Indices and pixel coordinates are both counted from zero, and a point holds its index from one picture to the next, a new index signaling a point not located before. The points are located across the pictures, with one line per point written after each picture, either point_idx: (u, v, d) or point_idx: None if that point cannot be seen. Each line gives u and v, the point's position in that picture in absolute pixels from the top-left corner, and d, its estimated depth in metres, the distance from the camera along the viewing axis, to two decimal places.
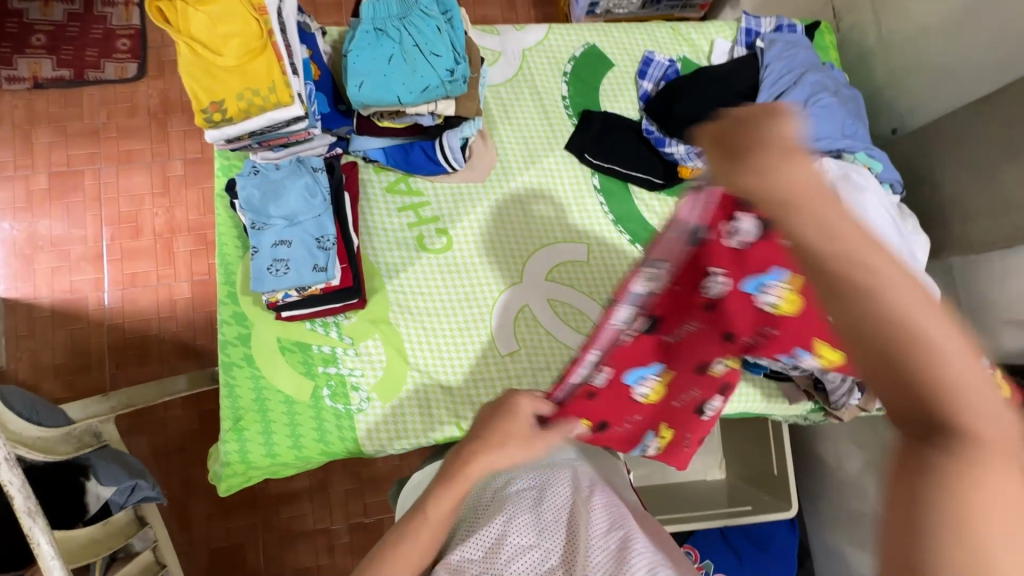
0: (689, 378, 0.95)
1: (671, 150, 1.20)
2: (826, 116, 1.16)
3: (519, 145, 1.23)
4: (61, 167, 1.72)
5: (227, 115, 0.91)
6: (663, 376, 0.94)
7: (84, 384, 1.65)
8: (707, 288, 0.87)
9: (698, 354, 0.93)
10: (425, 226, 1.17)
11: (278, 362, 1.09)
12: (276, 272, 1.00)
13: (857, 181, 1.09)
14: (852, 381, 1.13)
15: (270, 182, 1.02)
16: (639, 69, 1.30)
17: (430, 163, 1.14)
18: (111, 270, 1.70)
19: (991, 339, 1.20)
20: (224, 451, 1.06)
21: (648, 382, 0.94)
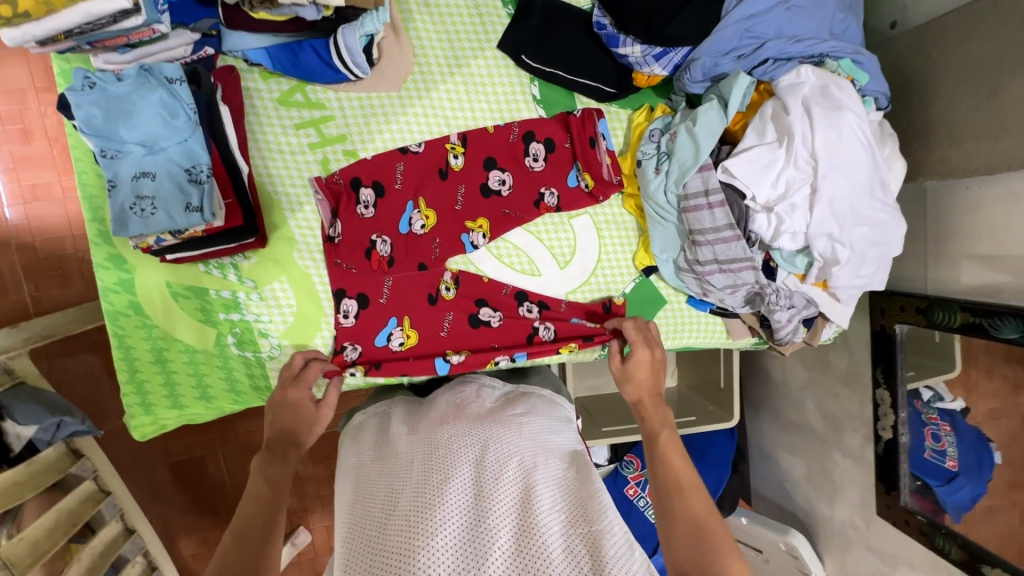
0: (425, 316, 1.05)
1: (624, 52, 0.99)
2: (812, 9, 0.95)
3: (441, 42, 1.00)
4: None
5: (21, 9, 0.68)
6: (405, 325, 1.04)
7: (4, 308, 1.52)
8: (374, 250, 1.02)
9: (417, 293, 1.05)
10: (331, 147, 0.99)
11: (173, 310, 0.97)
12: (141, 213, 0.83)
13: (834, 96, 0.93)
14: (798, 320, 1.08)
15: (113, 98, 0.81)
16: None
17: (327, 69, 0.92)
18: (5, 182, 1.48)
19: (951, 272, 1.13)
20: (125, 403, 0.99)
21: (398, 334, 1.04)
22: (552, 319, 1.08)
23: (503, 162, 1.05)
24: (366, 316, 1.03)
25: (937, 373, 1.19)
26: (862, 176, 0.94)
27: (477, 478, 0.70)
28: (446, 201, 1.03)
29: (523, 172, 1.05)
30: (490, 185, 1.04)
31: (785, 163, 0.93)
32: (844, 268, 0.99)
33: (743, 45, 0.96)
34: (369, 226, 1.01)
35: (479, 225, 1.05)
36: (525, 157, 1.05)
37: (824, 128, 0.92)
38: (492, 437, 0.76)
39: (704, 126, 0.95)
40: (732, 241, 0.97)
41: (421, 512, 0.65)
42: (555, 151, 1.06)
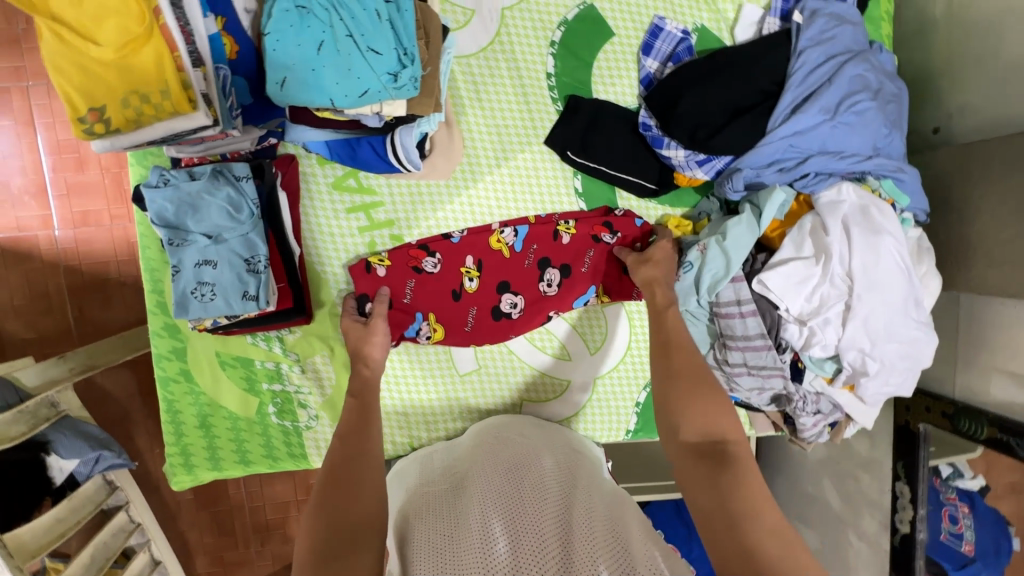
0: (451, 307, 1.06)
1: (668, 154, 1.02)
2: (857, 128, 0.97)
3: (491, 136, 1.04)
4: None
5: (112, 125, 0.73)
6: (432, 321, 1.05)
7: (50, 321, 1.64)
8: (415, 333, 1.04)
9: (443, 288, 1.05)
10: (379, 231, 1.03)
11: (220, 378, 1.02)
12: (201, 298, 0.88)
13: (874, 218, 0.94)
14: (824, 424, 1.09)
15: (184, 194, 0.86)
16: (644, 40, 1.05)
17: (380, 163, 0.96)
18: (60, 210, 1.60)
19: (980, 381, 1.14)
20: (168, 463, 1.03)
21: (425, 328, 1.05)
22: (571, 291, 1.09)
23: (542, 251, 1.07)
24: (396, 317, 1.03)
25: (959, 451, 1.19)
26: (898, 297, 0.95)
27: (527, 482, 0.80)
28: (491, 296, 1.07)
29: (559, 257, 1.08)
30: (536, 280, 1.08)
31: (820, 279, 0.95)
32: (872, 380, 1.01)
33: (786, 159, 0.98)
34: (411, 310, 1.04)
35: (518, 302, 1.07)
36: (564, 245, 1.07)
37: (862, 250, 0.93)
38: (537, 458, 0.88)
39: (735, 241, 0.96)
40: (762, 350, 0.98)
41: (483, 499, 0.75)
42: (585, 232, 1.07)
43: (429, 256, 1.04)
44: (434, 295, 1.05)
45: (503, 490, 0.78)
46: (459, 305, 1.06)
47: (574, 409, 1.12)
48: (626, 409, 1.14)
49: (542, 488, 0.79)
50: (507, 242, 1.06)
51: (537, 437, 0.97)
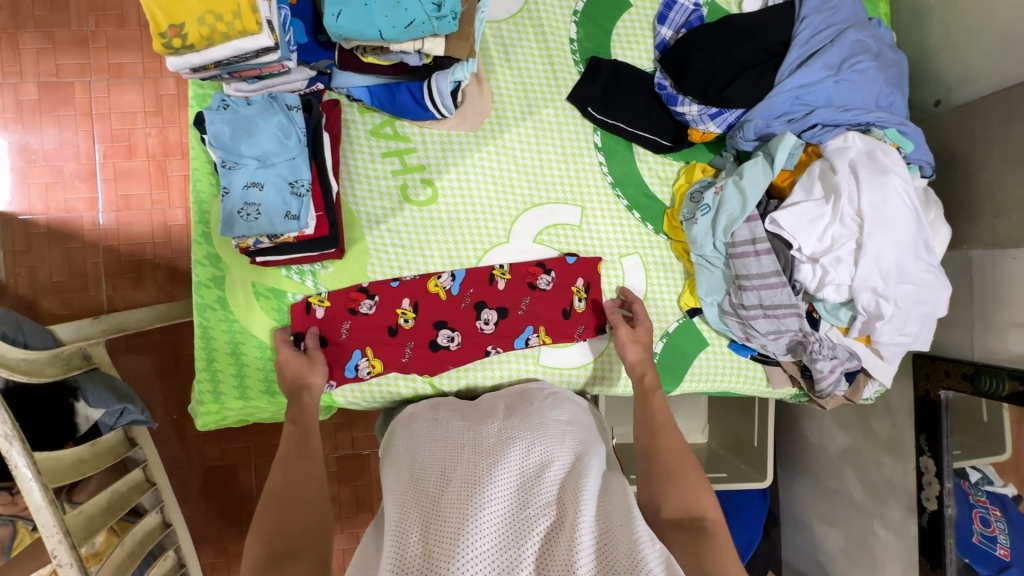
0: (391, 347, 1.09)
1: (682, 110, 1.09)
2: (859, 83, 1.04)
3: (517, 93, 1.13)
4: (50, 76, 1.72)
5: (188, 41, 0.83)
6: (372, 358, 1.08)
7: (85, 295, 1.74)
8: (358, 368, 1.08)
9: (377, 331, 1.08)
10: (410, 175, 1.11)
11: (254, 307, 1.07)
12: (247, 217, 0.95)
13: (880, 161, 0.99)
14: (841, 372, 1.09)
15: (240, 118, 0.95)
16: (658, 12, 1.15)
17: (417, 107, 1.05)
18: (105, 192, 1.74)
19: (996, 341, 1.14)
20: (197, 390, 1.07)
21: (365, 364, 1.08)
22: (506, 332, 1.11)
23: (476, 297, 1.11)
24: (333, 355, 1.06)
25: (986, 455, 1.18)
26: (907, 237, 0.98)
27: (520, 472, 0.79)
28: (426, 334, 1.09)
29: (489, 301, 1.11)
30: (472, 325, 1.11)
31: (831, 219, 0.99)
32: (887, 324, 1.03)
33: (794, 111, 1.05)
34: (349, 347, 1.07)
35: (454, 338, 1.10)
36: (499, 291, 1.12)
37: (870, 190, 0.98)
38: (534, 441, 0.85)
39: (751, 180, 1.03)
40: (777, 287, 1.02)
41: (469, 491, 0.74)
42: (517, 275, 1.12)
43: (367, 299, 1.08)
44: (369, 336, 1.08)
45: (492, 480, 0.76)
46: (395, 340, 1.09)
47: (590, 355, 1.16)
48: None
49: (534, 481, 0.77)
50: (444, 286, 1.10)
51: (550, 409, 0.97)
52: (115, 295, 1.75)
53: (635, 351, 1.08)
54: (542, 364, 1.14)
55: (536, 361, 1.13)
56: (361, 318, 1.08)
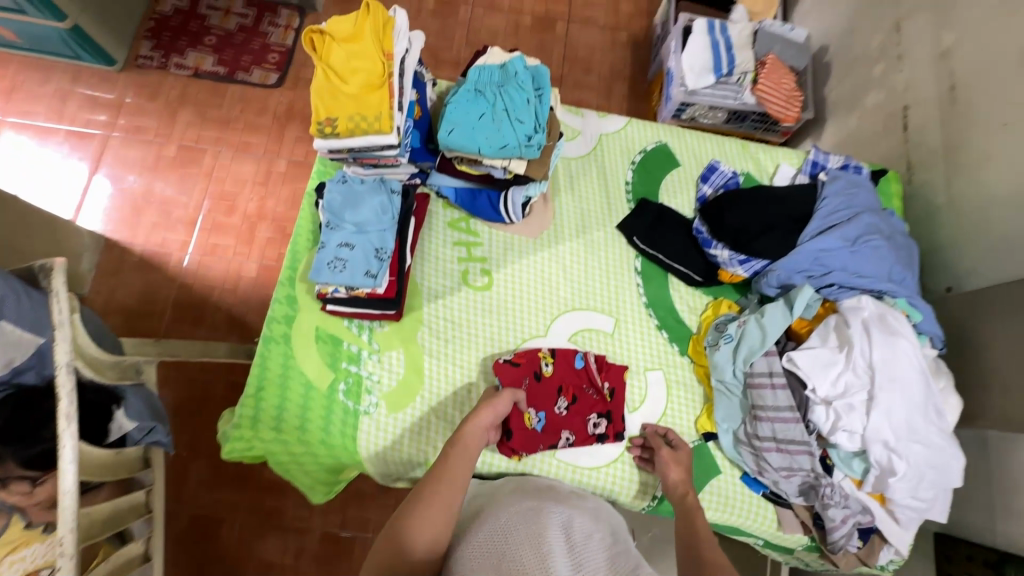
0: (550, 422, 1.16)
1: (715, 253, 1.27)
2: (873, 257, 1.19)
3: (575, 214, 1.33)
4: (190, 142, 2.11)
5: (336, 130, 1.08)
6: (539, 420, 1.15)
7: (147, 320, 1.91)
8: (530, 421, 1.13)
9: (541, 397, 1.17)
10: (473, 263, 1.28)
11: (310, 349, 1.19)
12: (333, 268, 1.13)
13: (891, 324, 1.10)
14: (853, 525, 1.09)
15: (352, 191, 1.17)
16: (702, 173, 1.39)
17: (491, 211, 1.27)
18: (198, 238, 2.01)
19: (1019, 529, 1.11)
20: (238, 413, 1.15)
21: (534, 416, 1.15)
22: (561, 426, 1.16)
23: (539, 387, 1.18)
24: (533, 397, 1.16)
25: None
26: (917, 397, 1.05)
27: (571, 541, 0.81)
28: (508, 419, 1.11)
29: (545, 397, 1.17)
30: (530, 412, 1.14)
31: (844, 367, 1.08)
32: (901, 481, 1.05)
33: (813, 269, 1.20)
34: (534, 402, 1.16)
35: (530, 416, 1.14)
36: (556, 387, 1.19)
37: (881, 346, 1.07)
38: (570, 513, 0.88)
39: (771, 321, 1.15)
40: (790, 422, 1.08)
41: (536, 557, 0.75)
42: (564, 360, 1.21)
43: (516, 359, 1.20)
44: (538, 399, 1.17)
45: (552, 544, 0.77)
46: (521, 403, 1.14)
47: (606, 458, 1.18)
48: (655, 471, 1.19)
49: (586, 546, 0.81)
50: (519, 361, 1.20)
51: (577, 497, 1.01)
52: (173, 327, 1.92)
53: (677, 471, 1.09)
54: (558, 459, 1.16)
55: (553, 454, 1.17)
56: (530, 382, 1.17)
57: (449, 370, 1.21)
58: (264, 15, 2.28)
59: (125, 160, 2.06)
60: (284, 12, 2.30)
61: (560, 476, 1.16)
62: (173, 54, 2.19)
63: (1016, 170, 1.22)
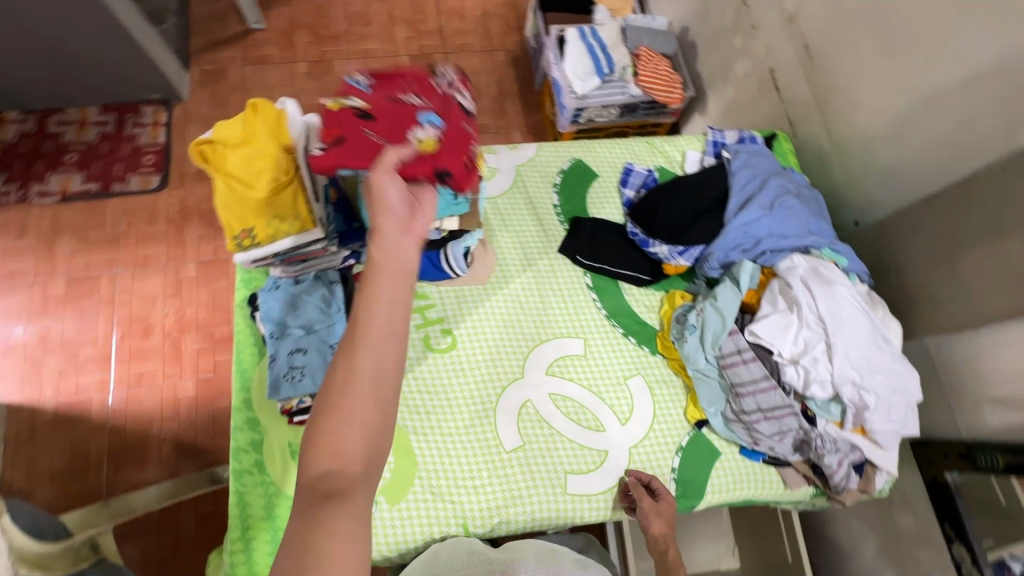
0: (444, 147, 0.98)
1: (655, 251, 1.32)
2: (791, 217, 1.29)
3: (515, 250, 1.34)
4: (79, 272, 1.91)
5: (255, 239, 1.03)
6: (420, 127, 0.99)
7: (83, 479, 1.70)
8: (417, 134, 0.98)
9: (394, 110, 1.01)
10: (431, 327, 1.25)
11: (289, 468, 1.11)
12: (292, 379, 1.06)
13: (825, 275, 1.20)
14: (848, 464, 1.17)
15: (290, 294, 1.13)
16: (620, 178, 1.45)
17: (435, 270, 1.26)
18: (118, 372, 1.81)
19: (976, 416, 1.25)
20: (230, 563, 1.05)
21: (423, 133, 0.98)
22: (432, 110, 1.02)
23: (380, 128, 0.98)
24: (401, 116, 1.00)
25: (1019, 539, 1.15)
26: (866, 334, 1.15)
27: None
28: (428, 168, 0.94)
29: (397, 110, 1.01)
30: (418, 135, 0.97)
31: (799, 326, 1.16)
32: (875, 412, 1.14)
33: (744, 242, 1.29)
34: (402, 111, 1.00)
35: (427, 140, 0.97)
36: (389, 99, 1.02)
37: (823, 298, 1.16)
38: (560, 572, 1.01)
39: (725, 302, 1.22)
40: (769, 390, 1.15)
41: None
42: (349, 112, 1.00)
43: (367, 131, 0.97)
44: (381, 104, 1.02)
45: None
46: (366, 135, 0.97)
47: (615, 477, 1.19)
48: (663, 475, 1.21)
49: None
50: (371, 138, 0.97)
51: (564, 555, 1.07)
52: (115, 478, 1.71)
53: (659, 523, 1.12)
54: (570, 493, 1.17)
55: (563, 490, 1.17)
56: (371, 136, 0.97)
57: (440, 442, 1.17)
58: (126, 116, 2.11)
59: (6, 311, 1.83)
60: (147, 109, 2.14)
61: (577, 510, 1.17)
62: (33, 182, 1.98)
63: (880, 108, 1.38)
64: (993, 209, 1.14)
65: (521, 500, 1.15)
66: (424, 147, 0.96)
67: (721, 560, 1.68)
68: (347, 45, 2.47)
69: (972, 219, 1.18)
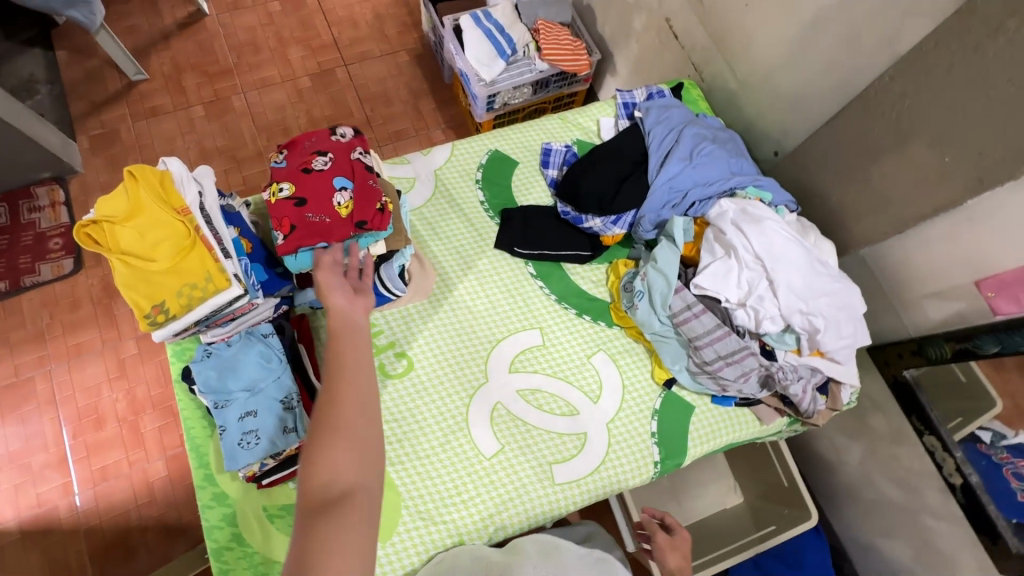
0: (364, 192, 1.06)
1: (590, 225, 1.31)
2: (711, 163, 1.30)
3: (452, 255, 1.31)
4: (9, 378, 1.77)
5: (170, 313, 0.96)
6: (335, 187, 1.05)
7: None
8: (314, 167, 1.05)
9: (314, 187, 1.03)
10: (384, 353, 1.21)
11: (269, 532, 1.07)
12: (247, 445, 1.01)
13: (754, 213, 1.21)
14: (812, 389, 1.21)
15: (223, 359, 1.06)
16: (541, 160, 1.43)
17: (373, 296, 1.21)
18: (79, 472, 1.69)
19: (919, 313, 1.30)
20: None
21: (343, 193, 1.04)
22: (343, 167, 1.07)
23: (314, 206, 1.02)
24: (320, 180, 1.04)
25: (986, 412, 1.25)
26: (802, 261, 1.17)
27: None
28: (356, 215, 1.03)
29: (314, 182, 1.04)
30: (339, 202, 1.03)
31: (739, 269, 1.18)
32: (826, 333, 1.17)
33: (673, 198, 1.29)
34: (320, 181, 1.04)
35: (346, 205, 1.03)
36: (301, 169, 1.05)
37: (757, 237, 1.17)
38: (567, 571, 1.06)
39: (665, 261, 1.22)
40: (725, 337, 1.17)
41: None
42: (285, 202, 1.03)
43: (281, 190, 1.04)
44: (299, 176, 1.05)
45: None
46: (296, 203, 1.02)
47: (598, 456, 1.19)
48: (644, 442, 1.22)
49: None
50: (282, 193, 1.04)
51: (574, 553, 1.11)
52: None
53: (675, 556, 1.24)
54: (559, 483, 1.16)
55: (552, 482, 1.16)
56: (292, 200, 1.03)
57: (418, 467, 1.14)
58: (19, 203, 1.96)
59: None
60: (40, 190, 1.99)
61: (568, 498, 1.17)
62: None
63: (772, 38, 1.39)
64: (893, 115, 1.17)
65: (511, 501, 1.14)
66: (343, 211, 1.03)
67: (726, 500, 1.73)
68: (241, 78, 2.35)
69: (877, 128, 1.21)
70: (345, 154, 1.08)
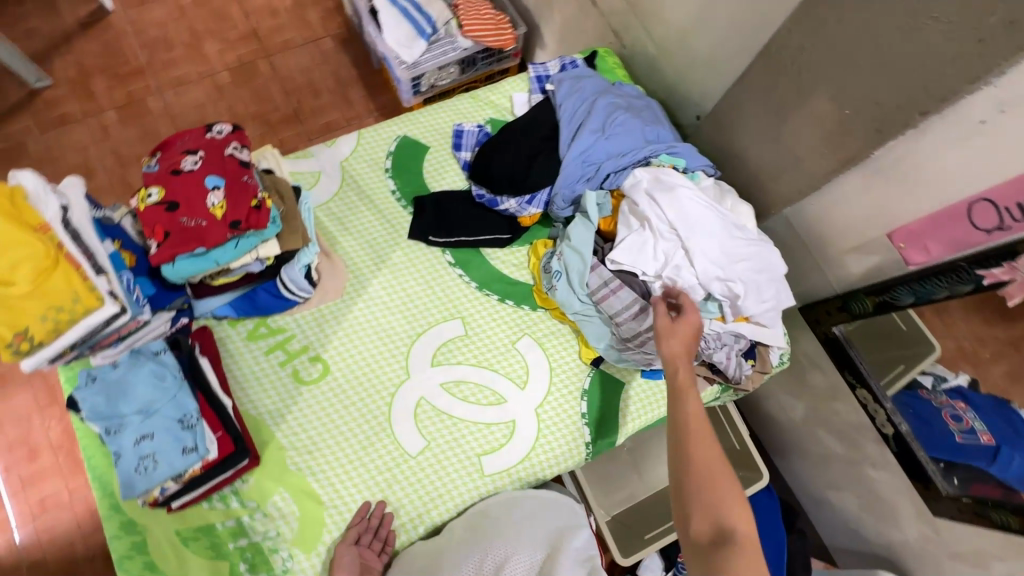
0: (237, 186, 1.00)
1: (504, 207, 1.27)
2: (623, 133, 1.26)
3: (364, 250, 1.26)
4: None
5: (36, 340, 0.89)
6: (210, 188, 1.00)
7: None
8: (186, 169, 1.00)
9: (183, 188, 0.98)
10: (297, 359, 1.16)
11: (184, 557, 1.02)
12: (144, 471, 0.96)
13: (666, 181, 1.17)
14: (737, 355, 1.20)
15: (111, 383, 1.00)
16: (453, 143, 1.37)
17: (279, 300, 1.17)
18: (16, 503, 1.56)
19: (842, 269, 1.29)
20: None
21: (216, 193, 0.99)
22: (213, 164, 1.02)
23: (186, 209, 0.97)
24: (188, 181, 0.99)
25: (924, 357, 1.21)
26: (717, 226, 1.14)
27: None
28: (228, 214, 0.98)
29: (185, 183, 0.99)
30: (212, 204, 0.98)
31: (654, 240, 1.15)
32: (747, 298, 1.15)
33: (587, 171, 1.25)
34: (193, 183, 0.99)
35: (220, 205, 0.98)
36: (170, 171, 1.00)
37: (669, 206, 1.14)
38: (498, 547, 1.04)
39: (579, 239, 1.20)
40: (643, 312, 1.14)
41: None
42: (154, 208, 0.98)
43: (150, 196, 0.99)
44: (169, 179, 0.99)
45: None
46: (166, 207, 0.97)
47: (527, 444, 1.17)
48: (574, 424, 1.20)
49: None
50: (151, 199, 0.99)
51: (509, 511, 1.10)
52: None
53: (677, 340, 0.99)
54: (489, 474, 1.14)
55: (480, 473, 1.14)
56: (160, 205, 0.98)
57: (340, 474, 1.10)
58: None
59: None
60: None
61: (498, 488, 1.15)
62: None
63: None
64: (795, 71, 1.13)
65: (439, 499, 1.12)
66: (218, 211, 0.98)
67: None
68: (155, 77, 2.20)
69: (782, 86, 1.17)
70: (219, 151, 1.04)
